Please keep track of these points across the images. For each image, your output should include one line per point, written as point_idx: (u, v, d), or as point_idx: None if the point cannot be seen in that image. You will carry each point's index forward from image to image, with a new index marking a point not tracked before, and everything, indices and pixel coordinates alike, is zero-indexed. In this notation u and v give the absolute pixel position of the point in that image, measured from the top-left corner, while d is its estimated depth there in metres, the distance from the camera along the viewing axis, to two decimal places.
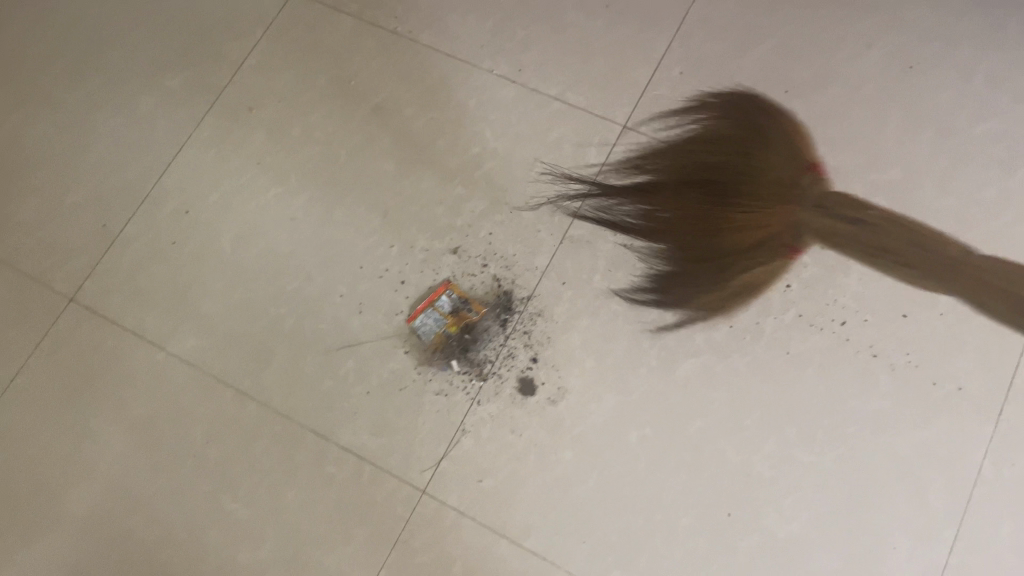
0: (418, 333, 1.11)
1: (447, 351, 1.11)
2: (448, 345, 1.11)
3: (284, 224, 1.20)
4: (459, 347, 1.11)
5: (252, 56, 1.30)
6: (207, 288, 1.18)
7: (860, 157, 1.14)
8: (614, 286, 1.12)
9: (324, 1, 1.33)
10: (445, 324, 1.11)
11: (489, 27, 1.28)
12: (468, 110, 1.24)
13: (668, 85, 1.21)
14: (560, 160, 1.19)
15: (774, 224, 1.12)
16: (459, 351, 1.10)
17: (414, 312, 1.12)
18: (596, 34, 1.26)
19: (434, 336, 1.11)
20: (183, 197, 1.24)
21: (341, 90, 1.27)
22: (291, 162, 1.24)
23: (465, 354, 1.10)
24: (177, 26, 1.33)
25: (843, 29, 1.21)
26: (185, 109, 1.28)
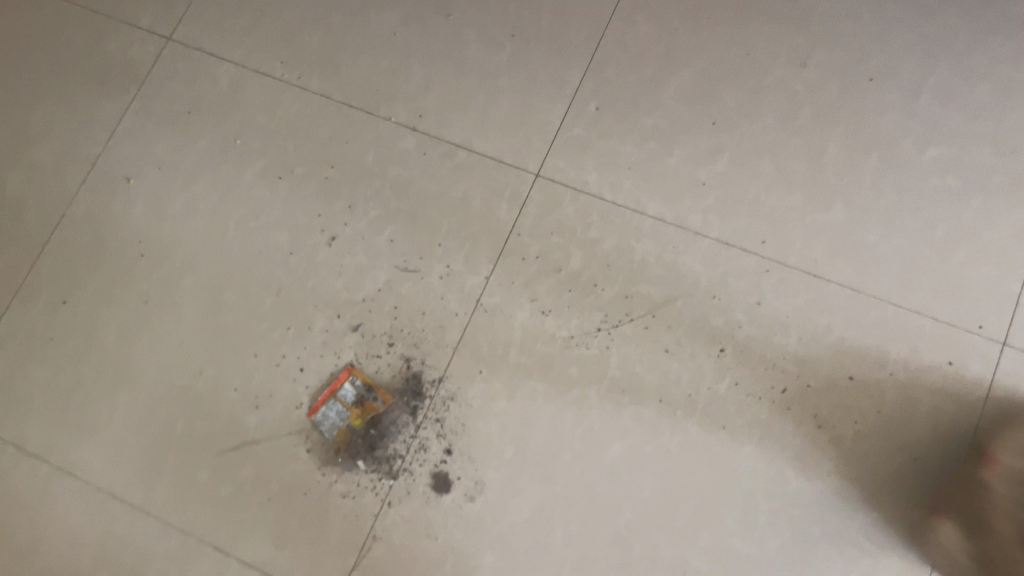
0: (320, 429, 1.02)
1: (352, 448, 1.01)
2: (353, 441, 1.01)
3: (171, 311, 1.09)
4: (366, 442, 1.01)
5: (127, 118, 1.17)
6: (89, 389, 1.07)
7: (797, 198, 1.03)
8: (533, 361, 1.01)
9: (203, 49, 1.20)
10: (349, 418, 1.02)
11: (384, 67, 1.15)
12: (365, 165, 1.11)
13: (583, 125, 1.09)
14: (469, 217, 1.07)
15: (697, 276, 1.02)
16: (366, 448, 1.01)
17: (316, 405, 1.02)
18: (502, 68, 1.13)
19: (338, 432, 1.01)
20: (57, 286, 1.11)
21: (225, 152, 1.14)
22: (175, 238, 1.11)
23: (373, 450, 1.00)
24: (44, 87, 1.20)
25: (775, 46, 1.08)
26: (57, 183, 1.15)
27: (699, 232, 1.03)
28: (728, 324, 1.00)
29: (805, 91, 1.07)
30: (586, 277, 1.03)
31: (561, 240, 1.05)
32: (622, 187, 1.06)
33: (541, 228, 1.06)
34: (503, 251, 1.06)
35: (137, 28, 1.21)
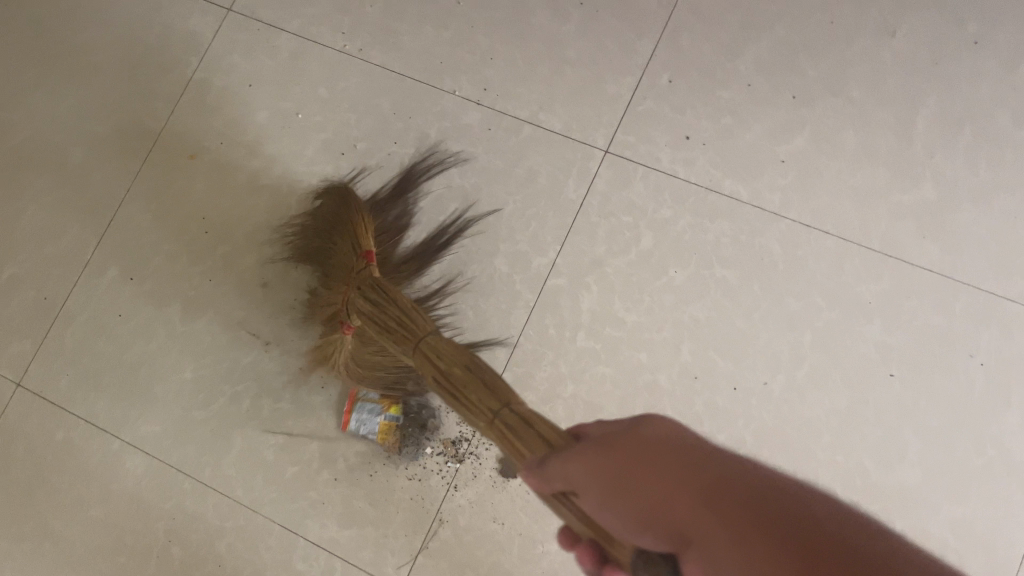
0: (365, 437, 1.00)
1: (406, 436, 0.99)
2: (403, 428, 0.99)
3: (233, 288, 1.08)
4: (418, 430, 0.99)
5: (188, 92, 1.16)
6: (156, 367, 1.07)
7: (883, 174, 0.98)
8: (601, 345, 0.98)
9: (263, 20, 1.17)
10: (383, 409, 1.00)
11: (448, 37, 1.12)
12: (429, 140, 1.09)
13: (655, 97, 1.05)
14: (535, 195, 1.04)
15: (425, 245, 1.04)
16: (419, 436, 0.99)
17: (345, 421, 1.01)
18: (570, 38, 1.09)
19: (382, 428, 0.99)
20: (123, 262, 1.11)
21: (286, 126, 1.12)
22: (239, 214, 1.10)
23: (424, 426, 0.99)
24: (105, 60, 1.19)
25: (861, 12, 1.02)
26: (121, 158, 1.15)
27: (778, 211, 0.99)
28: (806, 308, 0.96)
29: (894, 61, 1.00)
30: (656, 258, 1.00)
31: (631, 219, 1.02)
32: (696, 163, 1.02)
33: (610, 206, 1.03)
34: (570, 230, 1.03)
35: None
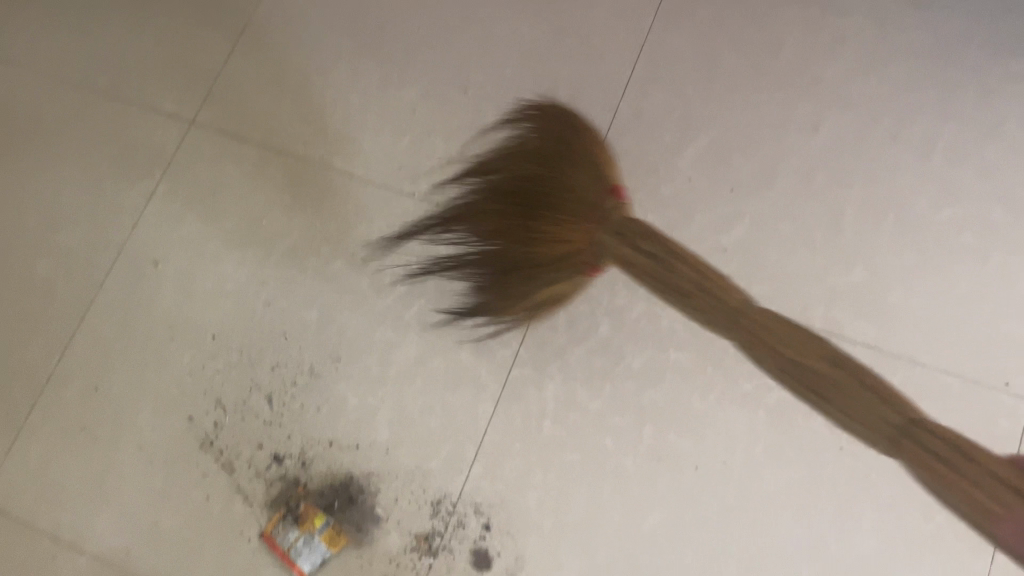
0: (323, 557, 1.00)
1: (349, 520, 1.02)
2: (338, 513, 1.02)
3: (201, 392, 1.09)
4: (367, 506, 1.02)
5: (152, 202, 1.19)
6: (122, 475, 1.07)
7: (818, 259, 1.05)
8: (567, 432, 1.02)
9: (226, 130, 1.22)
10: (313, 527, 1.01)
11: (405, 143, 1.18)
12: (391, 241, 1.13)
13: (604, 195, 1.12)
14: (496, 291, 1.09)
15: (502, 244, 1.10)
16: (367, 512, 1.02)
17: (296, 566, 1.00)
18: (521, 141, 1.15)
19: (328, 537, 1.01)
20: (89, 372, 1.12)
21: (251, 232, 1.16)
22: (206, 319, 1.13)
23: (357, 499, 1.03)
24: (70, 174, 1.22)
25: (786, 111, 1.11)
26: (86, 269, 1.17)
27: (724, 297, 1.05)
28: (758, 388, 1.01)
29: (801, 159, 1.09)
30: (614, 346, 1.05)
31: (588, 310, 1.07)
32: (646, 255, 1.08)
33: (568, 298, 1.08)
34: (531, 321, 1.07)
35: (159, 112, 1.24)
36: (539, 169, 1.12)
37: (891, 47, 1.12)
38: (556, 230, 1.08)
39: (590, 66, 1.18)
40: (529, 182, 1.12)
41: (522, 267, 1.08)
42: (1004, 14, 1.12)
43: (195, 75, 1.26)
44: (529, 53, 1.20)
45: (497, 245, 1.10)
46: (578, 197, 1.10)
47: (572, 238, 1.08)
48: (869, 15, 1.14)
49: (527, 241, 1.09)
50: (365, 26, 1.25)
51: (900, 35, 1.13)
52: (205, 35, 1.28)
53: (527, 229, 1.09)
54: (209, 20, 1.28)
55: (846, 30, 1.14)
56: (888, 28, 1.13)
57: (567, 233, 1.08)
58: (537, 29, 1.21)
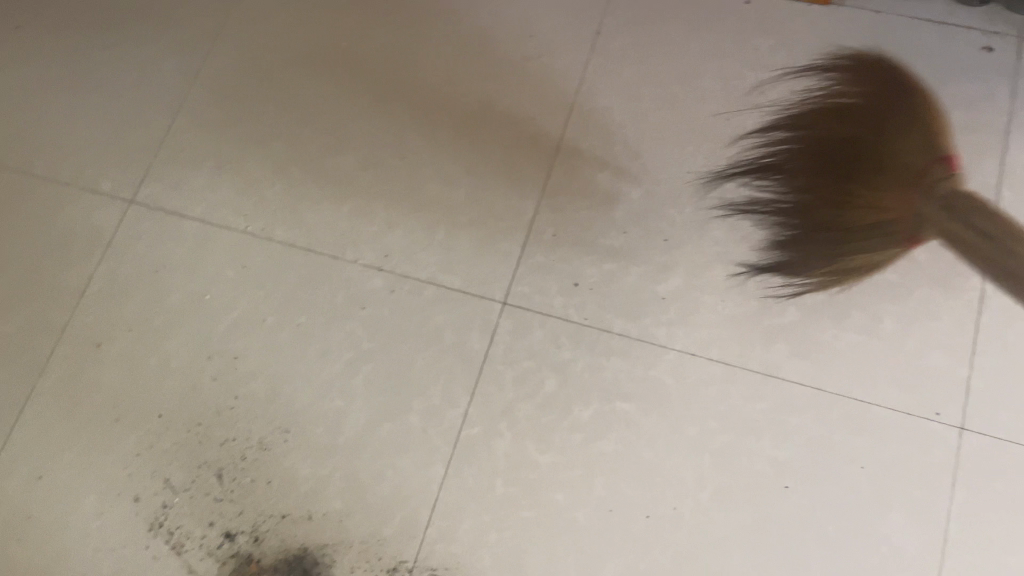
0: None
1: None
2: None
3: (150, 473, 1.08)
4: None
5: (94, 282, 1.18)
6: (71, 564, 1.05)
7: (752, 303, 1.09)
8: (519, 489, 1.03)
9: (166, 207, 1.22)
10: None
11: (346, 211, 1.19)
12: (336, 308, 1.14)
13: (543, 252, 1.15)
14: (442, 352, 1.10)
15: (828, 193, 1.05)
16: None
17: None
18: (460, 204, 1.18)
19: None
20: (31, 460, 1.10)
21: (195, 307, 1.16)
22: (151, 398, 1.11)
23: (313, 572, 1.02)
24: (7, 259, 1.21)
25: (711, 164, 1.17)
26: (26, 355, 1.15)
27: (665, 344, 1.08)
28: (703, 433, 1.03)
29: (697, 213, 1.14)
30: (561, 399, 1.06)
31: (534, 365, 1.08)
32: (588, 307, 1.11)
33: (513, 354, 1.09)
34: (478, 380, 1.08)
35: (98, 192, 1.24)
36: (872, 132, 1.04)
37: (806, 97, 1.18)
38: (869, 196, 1.01)
39: (523, 127, 1.21)
40: (843, 137, 1.06)
41: (825, 227, 1.04)
42: (910, 59, 1.18)
43: (133, 154, 1.26)
44: (463, 118, 1.23)
45: (812, 199, 1.06)
46: (896, 162, 1.00)
47: (887, 207, 1.00)
48: (785, 67, 1.20)
49: (841, 204, 1.04)
50: (301, 98, 1.27)
51: (814, 84, 1.18)
52: (140, 113, 1.28)
53: (838, 188, 1.04)
54: (144, 97, 1.29)
55: (763, 82, 1.20)
56: (803, 78, 1.19)
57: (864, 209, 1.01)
58: (470, 94, 1.24)
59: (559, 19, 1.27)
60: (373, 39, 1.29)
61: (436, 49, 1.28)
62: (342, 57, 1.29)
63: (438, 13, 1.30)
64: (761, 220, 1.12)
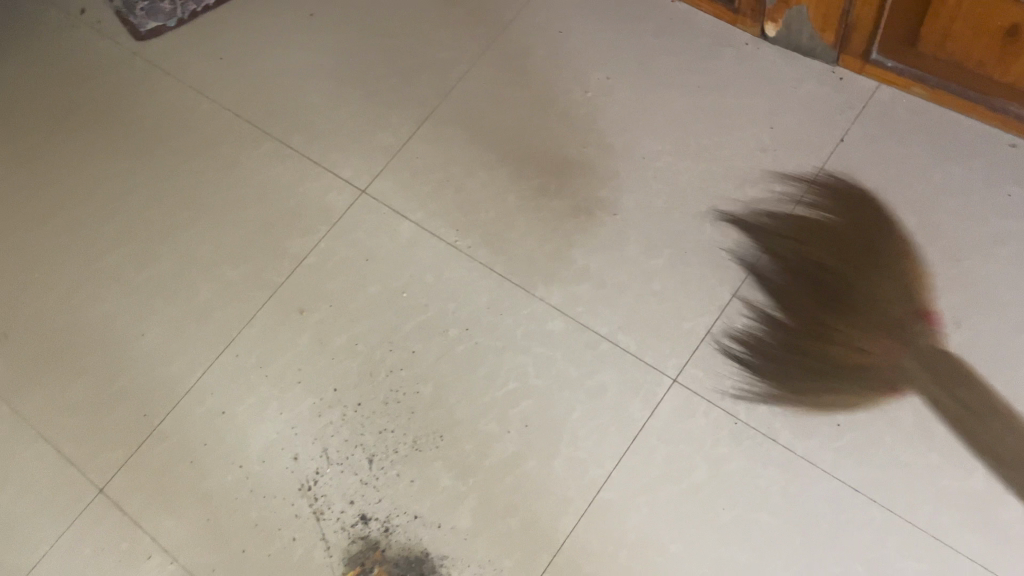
0: None
1: None
2: None
3: (312, 440, 1.17)
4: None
5: (311, 255, 1.31)
6: (227, 499, 1.15)
7: (935, 457, 1.03)
8: (642, 567, 1.03)
9: (391, 205, 1.33)
10: None
11: (548, 250, 1.25)
12: (513, 338, 1.19)
13: (727, 340, 1.14)
14: (601, 410, 1.12)
15: None
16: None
17: None
18: (658, 271, 1.20)
19: None
20: (218, 397, 1.22)
21: (390, 302, 1.25)
22: (331, 373, 1.21)
23: None
24: (245, 214, 1.35)
25: (928, 302, 1.11)
26: (240, 303, 1.29)
27: (828, 470, 1.04)
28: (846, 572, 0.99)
29: (896, 344, 1.10)
30: (707, 493, 1.05)
31: (689, 450, 1.08)
32: (757, 409, 1.09)
33: (671, 433, 1.09)
34: (628, 447, 1.10)
35: (337, 177, 1.37)
36: None
37: None
38: None
39: (739, 214, 1.22)
40: None
41: None
42: None
43: (376, 149, 1.38)
44: (681, 189, 1.25)
45: None
46: None
47: None
48: None
49: None
50: (535, 136, 1.34)
51: None
52: (392, 116, 1.40)
53: None
54: (399, 102, 1.41)
55: (1009, 230, 1.13)
56: None
57: (639, 291, 1.19)
58: (694, 170, 1.26)
59: (803, 118, 1.26)
60: (616, 96, 1.34)
61: (673, 119, 1.31)
62: (583, 107, 1.35)
63: (683, 86, 1.33)
64: (757, 359, 1.12)
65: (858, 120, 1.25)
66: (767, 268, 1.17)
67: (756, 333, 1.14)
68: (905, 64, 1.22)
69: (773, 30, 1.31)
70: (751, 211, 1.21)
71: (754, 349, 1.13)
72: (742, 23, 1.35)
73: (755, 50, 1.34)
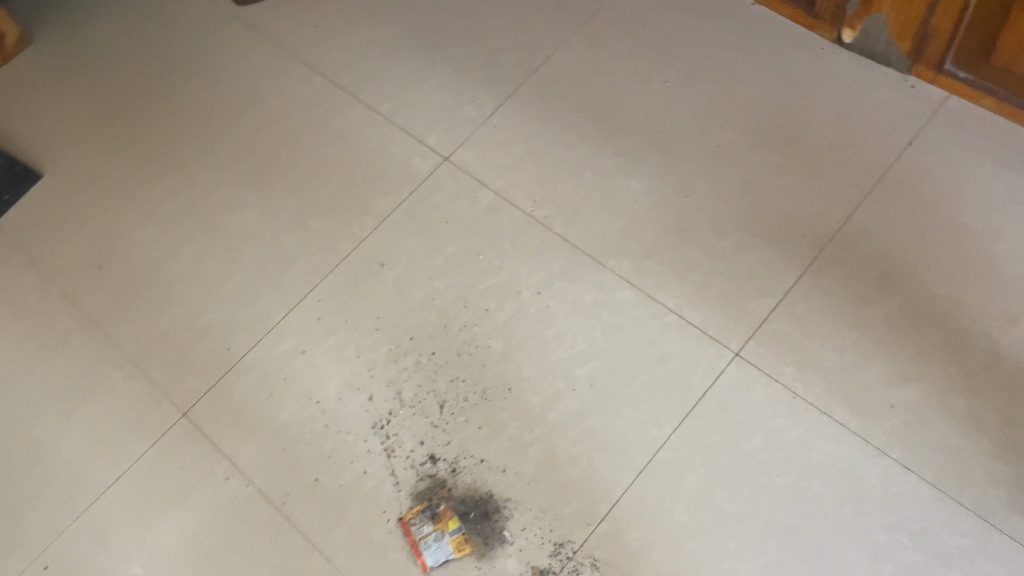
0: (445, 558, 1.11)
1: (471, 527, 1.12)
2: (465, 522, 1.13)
3: (387, 383, 1.24)
4: (499, 526, 1.12)
5: (394, 214, 1.38)
6: (304, 431, 1.22)
7: (984, 443, 1.09)
8: (695, 523, 1.09)
9: (472, 174, 1.40)
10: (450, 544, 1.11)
11: (621, 225, 1.31)
12: (583, 304, 1.26)
13: (789, 320, 1.20)
14: (664, 376, 1.18)
15: None
16: (497, 531, 1.12)
17: (420, 557, 1.11)
18: (726, 253, 1.26)
19: (454, 545, 1.11)
20: (299, 337, 1.29)
21: (467, 262, 1.32)
22: (407, 323, 1.28)
23: (487, 519, 1.13)
24: (333, 171, 1.43)
25: (986, 299, 1.17)
26: (324, 253, 1.36)
27: (880, 448, 1.10)
28: (892, 542, 1.05)
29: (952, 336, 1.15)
30: (762, 459, 1.11)
31: (747, 419, 1.14)
32: (815, 386, 1.15)
33: (731, 402, 1.15)
34: (689, 412, 1.15)
35: (422, 144, 1.44)
36: None
37: None
38: None
39: (806, 205, 1.28)
40: None
41: None
42: None
43: (460, 120, 1.46)
44: (752, 178, 1.31)
45: None
46: None
47: None
48: None
49: None
50: (614, 119, 1.41)
51: None
52: (477, 91, 1.48)
53: None
54: (484, 79, 1.49)
55: None
56: None
57: (708, 270, 1.25)
58: (765, 161, 1.32)
59: (873, 121, 1.33)
60: (694, 88, 1.41)
61: (748, 113, 1.37)
62: (661, 95, 1.41)
63: (759, 83, 1.40)
64: (926, 374, 1.13)
65: (926, 127, 1.31)
66: (831, 257, 1.23)
67: (929, 349, 1.15)
68: (978, 76, 1.29)
69: (850, 37, 1.38)
70: (819, 203, 1.28)
71: (922, 364, 1.14)
72: (820, 29, 1.42)
73: (831, 54, 1.41)
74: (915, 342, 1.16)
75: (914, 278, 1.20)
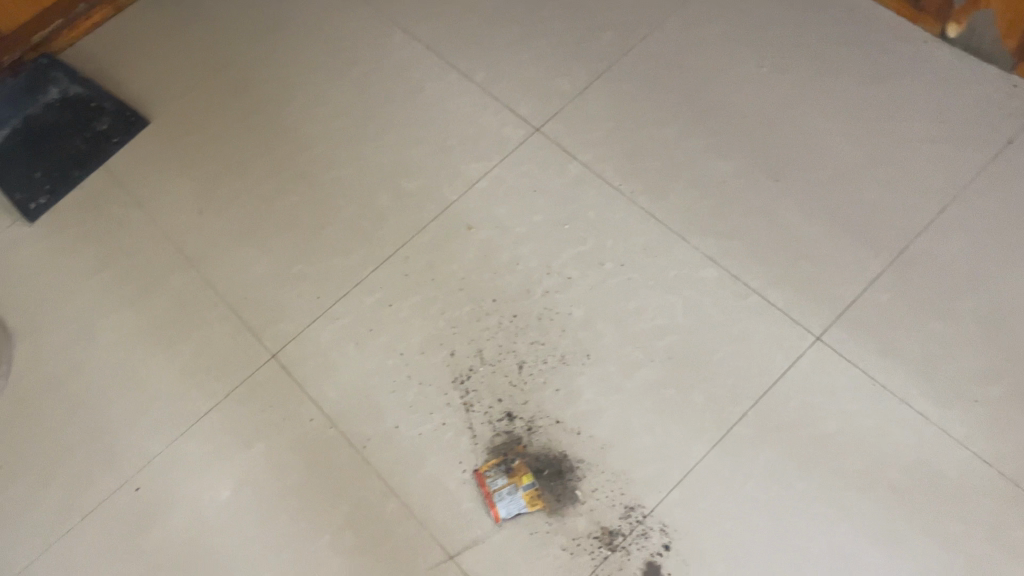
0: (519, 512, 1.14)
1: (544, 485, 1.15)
2: (539, 479, 1.16)
3: (469, 341, 1.28)
4: (571, 485, 1.15)
5: (483, 180, 1.41)
6: (386, 380, 1.27)
7: None
8: (767, 498, 1.10)
9: (562, 146, 1.42)
10: (524, 497, 1.13)
11: (708, 205, 1.33)
12: (666, 279, 1.28)
13: (874, 309, 1.20)
14: (743, 354, 1.20)
15: None
16: (569, 490, 1.15)
17: (494, 510, 1.14)
18: (813, 238, 1.27)
19: (527, 499, 1.13)
20: (386, 292, 1.34)
21: (552, 231, 1.35)
22: (491, 286, 1.32)
23: (560, 477, 1.16)
24: (427, 135, 1.47)
25: None
26: (414, 212, 1.40)
27: (959, 441, 1.10)
28: (965, 533, 1.05)
29: None
30: (837, 442, 1.12)
31: (825, 402, 1.15)
32: (896, 375, 1.15)
33: (809, 384, 1.16)
34: (766, 391, 1.17)
35: (514, 114, 1.47)
36: None
37: None
38: None
39: (898, 197, 1.27)
40: None
41: None
42: None
43: (553, 93, 1.48)
44: (844, 167, 1.31)
45: None
46: None
47: None
48: None
49: None
50: (707, 100, 1.42)
51: None
52: (571, 66, 1.50)
53: None
54: (579, 54, 1.51)
55: None
56: None
57: (795, 255, 1.26)
58: (859, 151, 1.32)
59: (972, 119, 1.32)
60: (789, 75, 1.41)
61: (843, 102, 1.37)
62: (756, 80, 1.42)
63: (857, 74, 1.39)
64: (1011, 372, 1.13)
65: None
66: (920, 250, 1.23)
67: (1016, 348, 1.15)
68: None
69: (955, 32, 1.37)
70: (911, 196, 1.27)
71: (1007, 362, 1.14)
72: (924, 22, 1.41)
73: (933, 49, 1.39)
74: (1003, 340, 1.15)
75: (1005, 277, 1.19)
